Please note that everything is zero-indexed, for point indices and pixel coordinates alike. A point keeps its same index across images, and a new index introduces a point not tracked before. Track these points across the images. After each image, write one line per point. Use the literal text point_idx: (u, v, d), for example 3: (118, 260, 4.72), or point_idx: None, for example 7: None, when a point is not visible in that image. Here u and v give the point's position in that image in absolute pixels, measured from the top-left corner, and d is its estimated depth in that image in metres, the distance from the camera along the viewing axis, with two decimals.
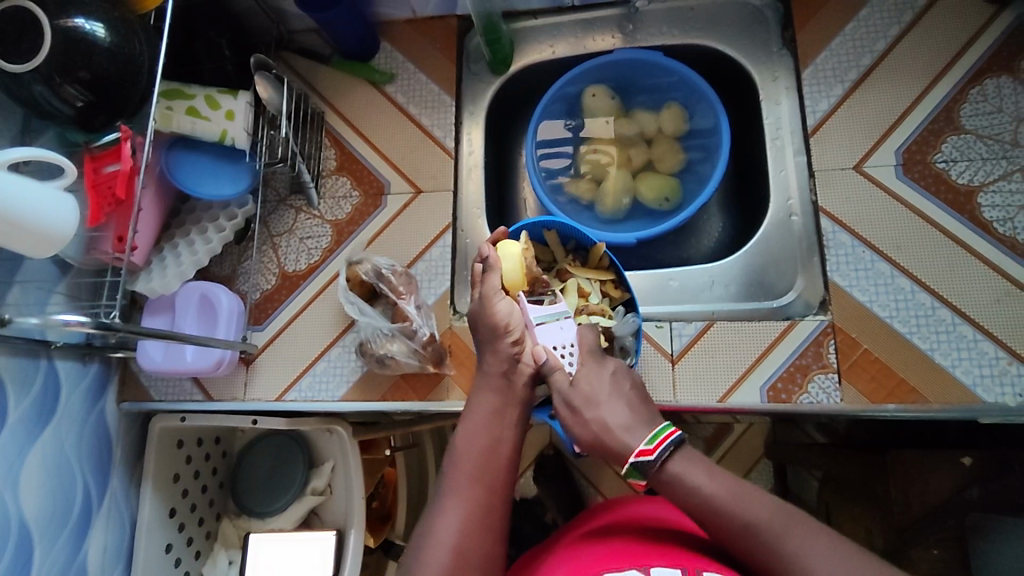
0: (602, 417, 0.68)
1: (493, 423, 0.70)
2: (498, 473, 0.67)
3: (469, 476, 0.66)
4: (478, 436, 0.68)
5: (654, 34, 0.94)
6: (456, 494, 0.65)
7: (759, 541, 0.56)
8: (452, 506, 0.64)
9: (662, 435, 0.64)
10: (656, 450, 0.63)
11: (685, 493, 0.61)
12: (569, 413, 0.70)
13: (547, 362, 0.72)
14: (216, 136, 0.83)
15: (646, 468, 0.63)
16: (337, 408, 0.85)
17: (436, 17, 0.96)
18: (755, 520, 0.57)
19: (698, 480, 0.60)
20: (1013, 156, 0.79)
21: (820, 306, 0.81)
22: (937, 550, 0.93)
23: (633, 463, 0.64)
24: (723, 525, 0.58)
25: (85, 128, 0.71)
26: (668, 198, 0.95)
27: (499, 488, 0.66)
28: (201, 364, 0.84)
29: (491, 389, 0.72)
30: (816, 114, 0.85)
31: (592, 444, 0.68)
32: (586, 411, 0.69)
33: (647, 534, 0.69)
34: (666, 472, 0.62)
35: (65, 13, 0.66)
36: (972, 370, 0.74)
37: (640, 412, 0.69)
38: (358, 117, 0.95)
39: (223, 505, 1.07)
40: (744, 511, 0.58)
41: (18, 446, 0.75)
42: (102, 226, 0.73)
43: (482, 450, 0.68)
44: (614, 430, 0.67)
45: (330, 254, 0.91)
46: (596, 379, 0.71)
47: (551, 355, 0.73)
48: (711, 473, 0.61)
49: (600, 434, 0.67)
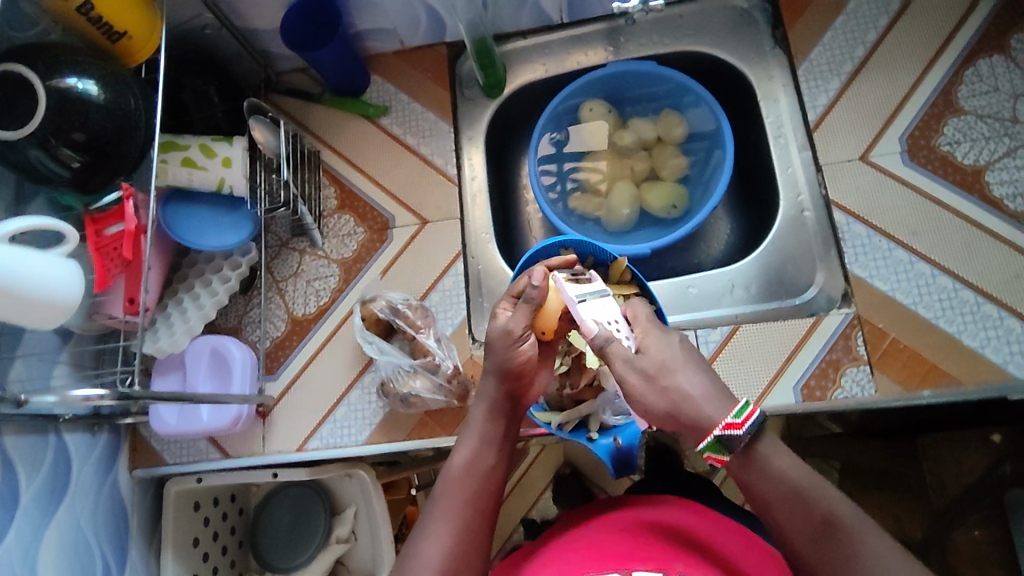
0: (681, 386, 0.59)
1: (486, 446, 0.67)
2: (487, 501, 0.64)
3: (459, 497, 0.63)
4: (471, 459, 0.65)
5: (645, 44, 0.94)
6: (444, 512, 0.62)
7: (836, 541, 0.52)
8: (440, 525, 0.61)
9: (749, 410, 0.56)
10: (746, 426, 0.56)
11: (768, 477, 0.56)
12: (641, 383, 0.59)
13: (600, 334, 0.62)
14: (214, 185, 0.82)
15: (732, 443, 0.56)
16: (361, 452, 0.82)
17: (425, 46, 0.95)
18: (839, 518, 0.53)
19: (786, 467, 0.55)
20: (1014, 132, 0.80)
21: (843, 298, 0.81)
22: (977, 530, 0.92)
23: (717, 436, 0.56)
24: (803, 521, 0.54)
25: (82, 191, 0.68)
26: (675, 205, 0.94)
27: (487, 512, 0.63)
28: (218, 423, 0.81)
29: (492, 416, 0.68)
30: (816, 109, 0.85)
31: (669, 417, 0.59)
32: (661, 378, 0.59)
33: (638, 534, 0.66)
34: (753, 453, 0.56)
35: (57, 72, 0.64)
36: (1002, 348, 0.74)
37: (721, 384, 0.60)
38: (354, 152, 0.93)
39: (245, 564, 1.03)
40: (830, 507, 0.53)
41: (33, 528, 0.71)
42: (110, 290, 0.70)
43: (474, 471, 0.64)
44: (694, 402, 0.58)
45: (340, 294, 0.89)
46: (665, 347, 0.61)
47: (604, 328, 0.63)
48: (793, 455, 0.57)
49: (680, 403, 0.58)
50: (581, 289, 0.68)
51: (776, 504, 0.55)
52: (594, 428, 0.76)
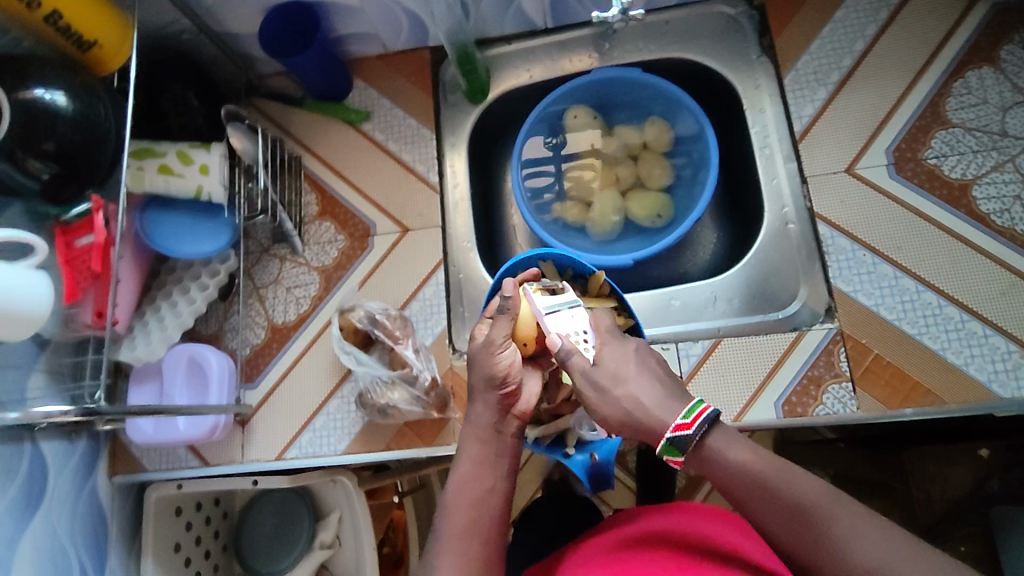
0: (633, 393, 0.61)
1: (484, 471, 0.65)
2: (491, 524, 0.63)
3: (460, 532, 0.62)
4: (468, 488, 0.64)
5: (631, 50, 0.92)
6: (448, 551, 0.61)
7: (808, 524, 0.52)
8: (444, 566, 0.60)
9: (698, 408, 0.58)
10: (695, 425, 0.57)
11: (726, 471, 0.56)
12: (595, 395, 0.62)
13: (563, 347, 0.65)
14: (191, 192, 0.80)
15: (684, 444, 0.57)
16: (340, 462, 0.82)
17: (408, 51, 0.94)
18: (805, 501, 0.53)
19: (744, 457, 0.56)
20: (1002, 146, 0.78)
21: (827, 313, 0.79)
22: (964, 546, 0.92)
23: (669, 440, 0.58)
24: (769, 512, 0.54)
25: (54, 201, 0.68)
26: (660, 214, 0.93)
27: (492, 541, 0.62)
28: (195, 432, 0.81)
29: (482, 439, 0.67)
30: (802, 119, 0.84)
31: (624, 424, 0.61)
32: (615, 389, 0.61)
33: (650, 547, 0.65)
34: (706, 450, 0.57)
35: (23, 84, 0.63)
36: (986, 366, 0.73)
37: (672, 386, 0.62)
38: (336, 158, 0.92)
39: (228, 568, 1.03)
40: (795, 489, 0.53)
41: (7, 537, 0.71)
42: (79, 302, 0.68)
43: (472, 502, 0.64)
44: (647, 409, 0.60)
45: (320, 302, 0.88)
46: (619, 356, 0.64)
47: (567, 341, 0.65)
48: (749, 444, 0.57)
49: (632, 410, 0.60)
50: (551, 300, 0.70)
51: (742, 496, 0.55)
52: (571, 444, 0.76)
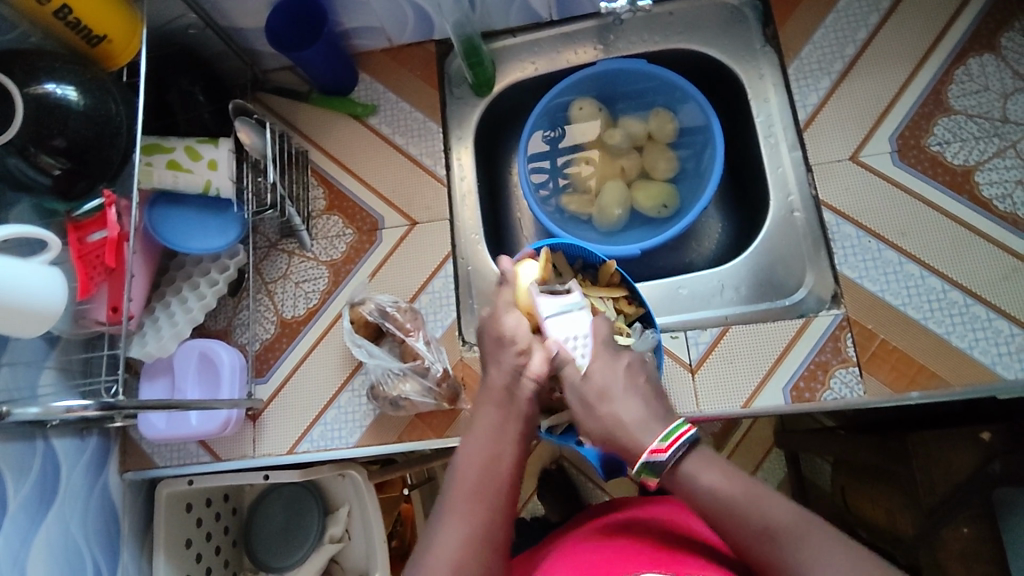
0: (616, 412, 0.66)
1: (494, 438, 0.67)
2: (499, 487, 0.64)
3: (470, 492, 0.63)
4: (479, 452, 0.66)
5: (635, 42, 0.93)
6: (459, 507, 0.62)
7: (775, 545, 0.55)
8: (454, 522, 0.61)
9: (675, 433, 0.62)
10: (671, 449, 0.61)
11: (699, 494, 0.59)
12: (581, 410, 0.69)
13: (559, 354, 0.72)
14: (200, 188, 0.80)
15: (659, 466, 0.62)
16: (352, 454, 0.83)
17: (413, 44, 0.94)
18: (772, 524, 0.56)
19: (715, 481, 0.59)
20: (1004, 132, 0.79)
21: (833, 300, 0.81)
22: (968, 528, 0.89)
23: (645, 462, 0.62)
24: (740, 532, 0.57)
25: (65, 198, 0.67)
26: (666, 205, 0.94)
27: (502, 504, 0.63)
28: (208, 427, 0.81)
29: (493, 403, 0.70)
30: (806, 108, 0.84)
31: (606, 439, 0.67)
32: (600, 406, 0.67)
33: (648, 538, 0.67)
34: (679, 473, 0.61)
35: (35, 79, 0.63)
36: (990, 349, 0.74)
37: (655, 407, 0.67)
38: (343, 152, 0.92)
39: (238, 564, 1.03)
40: (761, 513, 0.56)
41: (21, 534, 0.71)
42: (94, 297, 0.70)
43: (483, 466, 0.65)
44: (627, 427, 0.65)
45: (329, 296, 0.88)
46: (610, 372, 0.69)
47: (562, 347, 0.72)
48: (722, 468, 0.61)
49: (614, 429, 0.66)
50: (555, 302, 0.74)
51: (713, 520, 0.59)
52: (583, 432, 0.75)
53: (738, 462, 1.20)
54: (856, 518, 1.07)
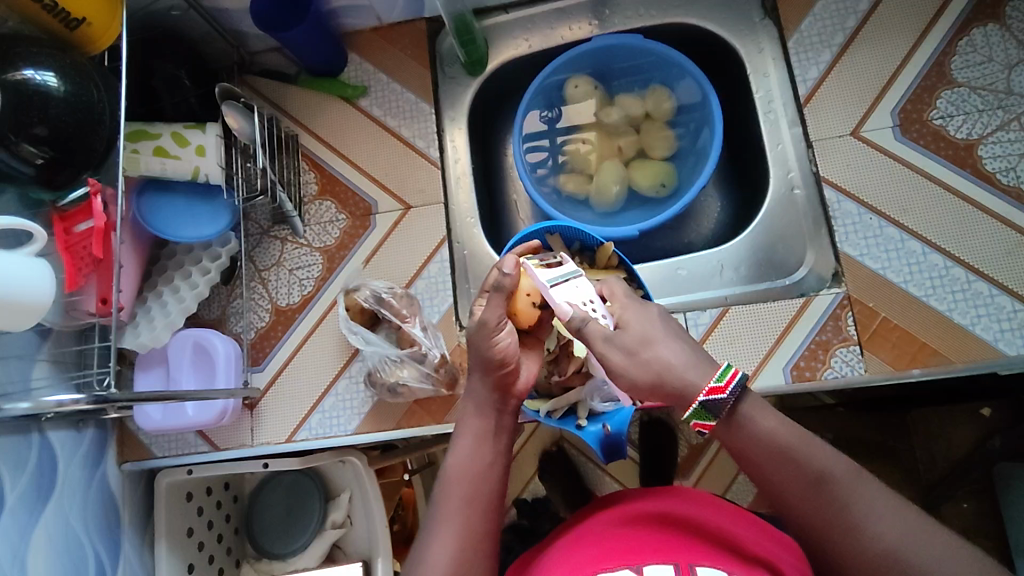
0: (662, 355, 0.59)
1: (484, 446, 0.65)
2: (489, 498, 0.63)
3: (460, 501, 0.62)
4: (468, 460, 0.64)
5: (631, 16, 0.92)
6: (445, 507, 0.62)
7: (828, 497, 0.54)
8: (445, 533, 0.61)
9: (730, 372, 0.57)
10: (729, 388, 0.56)
11: (756, 439, 0.56)
12: (620, 358, 0.60)
13: (576, 315, 0.64)
14: (188, 174, 0.79)
15: (717, 407, 0.56)
16: (350, 441, 0.82)
17: (403, 23, 0.92)
18: (828, 471, 0.54)
19: (771, 426, 0.56)
20: (1009, 104, 0.78)
21: (834, 278, 0.80)
22: (967, 503, 0.90)
23: (702, 403, 0.57)
24: (794, 483, 0.55)
25: (49, 187, 0.66)
26: (664, 184, 0.93)
27: (490, 512, 0.63)
28: (204, 417, 0.80)
29: (481, 411, 0.67)
30: (807, 83, 0.83)
31: (652, 389, 0.59)
32: (643, 351, 0.59)
33: (646, 526, 0.68)
34: (737, 415, 0.57)
35: (12, 66, 0.61)
36: (992, 326, 0.73)
37: (697, 351, 0.60)
38: (335, 136, 0.90)
39: (241, 551, 1.04)
40: (817, 461, 0.55)
41: (20, 528, 0.70)
42: (82, 289, 0.68)
43: (472, 476, 0.64)
44: (676, 369, 0.58)
45: (323, 283, 0.87)
46: (644, 321, 0.62)
47: (579, 309, 0.65)
48: (774, 414, 0.58)
49: (663, 372, 0.58)
50: (553, 273, 0.70)
51: (764, 465, 0.56)
52: (583, 415, 0.76)
53: None
54: None
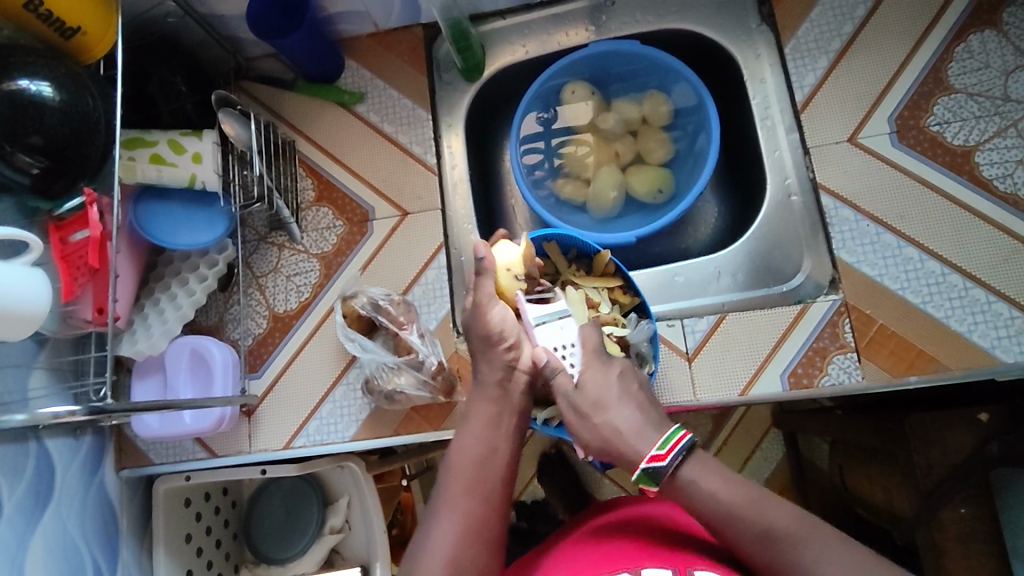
0: (612, 421, 0.65)
1: (488, 431, 0.68)
2: (494, 483, 0.65)
3: (464, 485, 0.64)
4: (472, 444, 0.66)
5: (628, 22, 0.91)
6: (448, 511, 0.63)
7: (777, 549, 0.57)
8: (448, 515, 0.63)
9: (673, 439, 0.62)
10: (669, 456, 0.61)
11: (698, 501, 0.60)
12: (576, 418, 0.67)
13: (548, 363, 0.69)
14: (185, 181, 0.78)
15: (659, 474, 0.61)
16: (348, 448, 0.82)
17: (400, 29, 0.92)
18: (774, 525, 0.57)
19: (714, 487, 0.60)
20: (1006, 111, 0.78)
21: (831, 285, 0.80)
22: (965, 508, 0.88)
23: (644, 469, 0.62)
24: (741, 538, 0.58)
25: (46, 197, 0.66)
26: (661, 189, 0.93)
27: (497, 496, 0.65)
28: (201, 425, 0.80)
29: (488, 398, 0.69)
30: (804, 89, 0.83)
31: (603, 448, 0.65)
32: (595, 416, 0.66)
33: (644, 534, 0.68)
34: (679, 481, 0.61)
35: (7, 76, 0.61)
36: (990, 333, 0.73)
37: (649, 413, 0.66)
38: (332, 141, 0.90)
39: (240, 556, 1.04)
40: (764, 518, 0.58)
41: (18, 536, 0.70)
42: (78, 299, 0.68)
43: (477, 460, 0.66)
44: (626, 437, 0.64)
45: (321, 288, 0.87)
46: (601, 380, 0.67)
47: (553, 356, 0.70)
48: (719, 474, 0.61)
49: (611, 438, 0.65)
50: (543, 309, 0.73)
51: (712, 526, 0.60)
52: None
53: (730, 450, 1.18)
54: (852, 496, 1.06)
